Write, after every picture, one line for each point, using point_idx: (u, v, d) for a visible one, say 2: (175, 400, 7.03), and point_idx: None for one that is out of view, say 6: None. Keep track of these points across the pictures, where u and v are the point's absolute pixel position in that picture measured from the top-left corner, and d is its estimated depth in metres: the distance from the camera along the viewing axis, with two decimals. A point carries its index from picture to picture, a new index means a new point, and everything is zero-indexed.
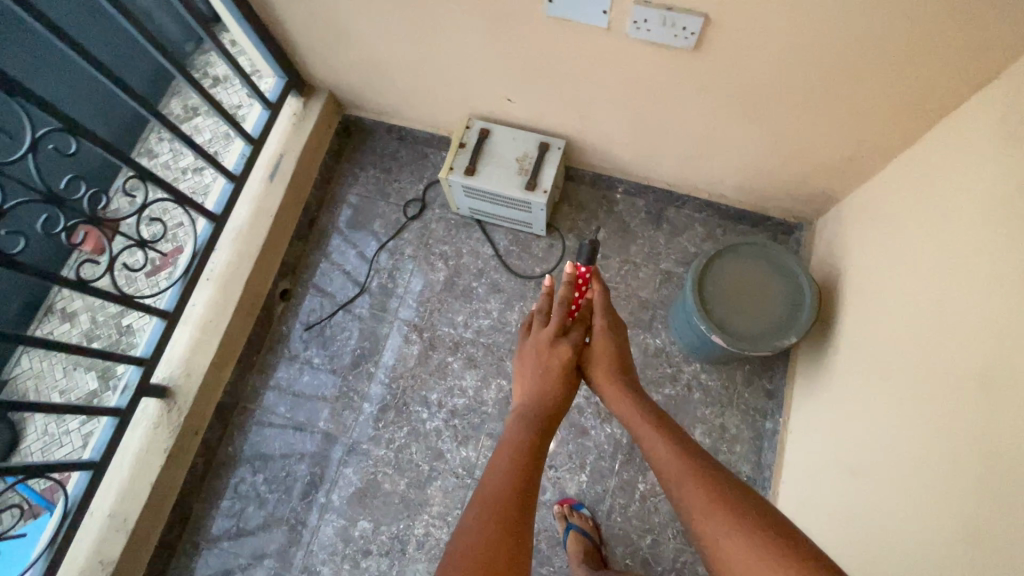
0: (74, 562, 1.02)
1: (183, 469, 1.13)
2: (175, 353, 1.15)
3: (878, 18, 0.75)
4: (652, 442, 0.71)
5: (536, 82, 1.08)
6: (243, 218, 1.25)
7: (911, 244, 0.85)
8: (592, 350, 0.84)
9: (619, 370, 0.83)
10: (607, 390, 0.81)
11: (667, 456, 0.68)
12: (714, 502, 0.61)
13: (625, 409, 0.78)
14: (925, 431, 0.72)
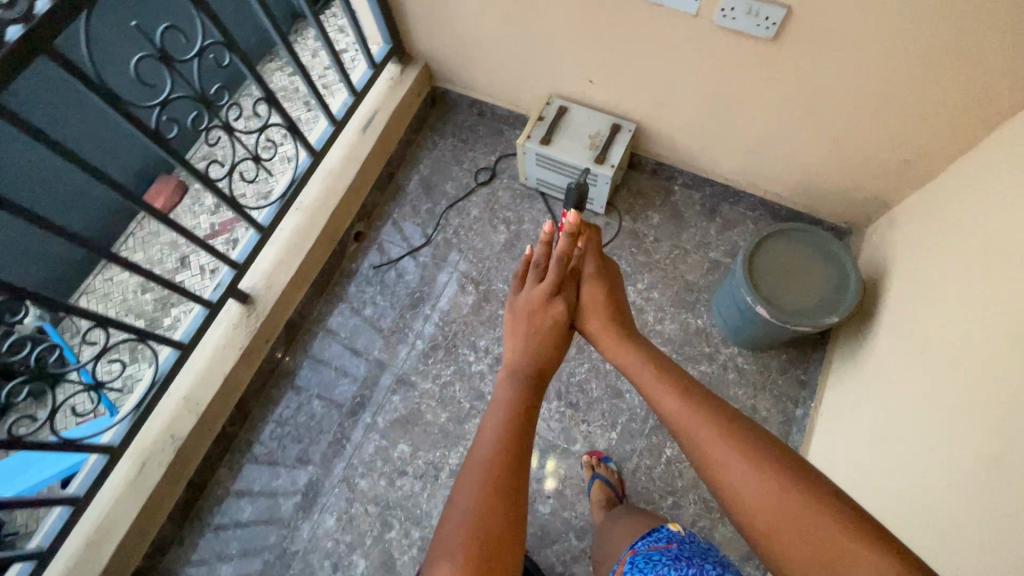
0: (149, 432, 1.13)
1: (250, 371, 1.24)
2: (261, 266, 1.27)
3: (948, 22, 0.83)
4: (656, 391, 0.62)
5: (619, 65, 1.19)
6: (335, 159, 1.38)
7: (961, 237, 0.90)
8: (583, 297, 0.74)
9: (615, 316, 0.73)
10: (604, 341, 0.72)
11: (675, 407, 0.59)
12: (737, 455, 0.54)
13: (624, 355, 0.69)
14: (960, 399, 0.77)
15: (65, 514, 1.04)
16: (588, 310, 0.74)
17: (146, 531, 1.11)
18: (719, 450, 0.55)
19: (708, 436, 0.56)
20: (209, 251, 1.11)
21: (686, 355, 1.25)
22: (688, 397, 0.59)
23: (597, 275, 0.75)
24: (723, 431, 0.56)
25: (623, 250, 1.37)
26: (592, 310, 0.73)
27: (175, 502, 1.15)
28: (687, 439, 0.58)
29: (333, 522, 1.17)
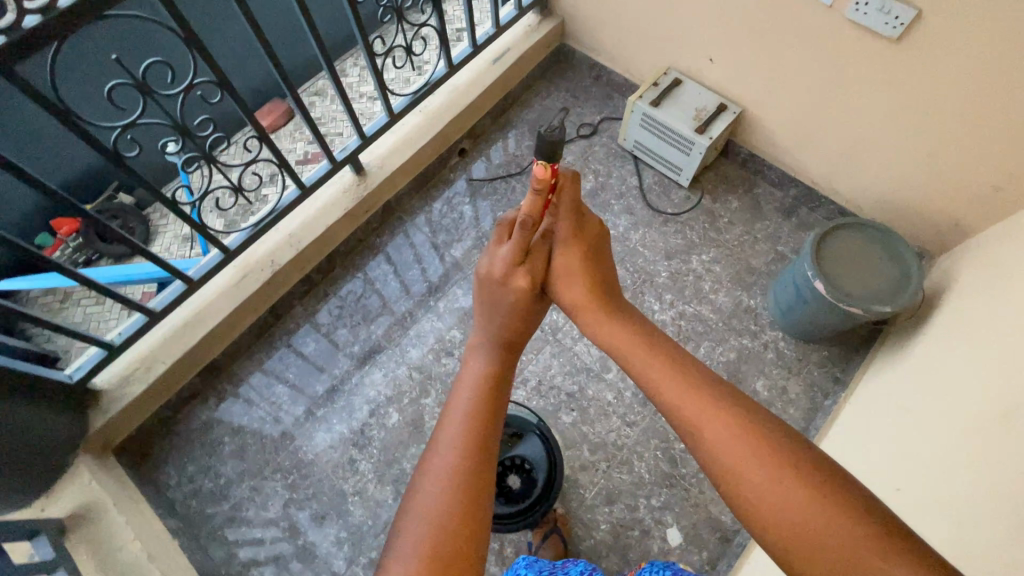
0: (255, 251, 1.29)
1: (345, 232, 1.40)
2: (380, 148, 1.44)
3: None
4: (654, 375, 0.62)
5: (741, 49, 1.30)
6: (463, 79, 1.54)
7: None
8: (556, 264, 0.75)
9: (596, 288, 0.73)
10: (591, 320, 0.71)
11: (674, 397, 0.59)
12: (744, 446, 0.54)
13: (614, 335, 0.68)
14: (994, 383, 0.82)
15: (179, 292, 1.19)
16: (563, 279, 0.74)
17: (229, 332, 1.28)
18: (717, 437, 0.55)
19: (712, 429, 0.56)
20: (350, 113, 1.28)
21: (732, 327, 1.33)
22: (681, 382, 0.60)
23: (573, 242, 0.75)
24: (725, 418, 0.56)
25: (697, 223, 1.46)
26: (566, 279, 0.73)
27: (257, 318, 1.32)
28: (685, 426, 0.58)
29: (380, 377, 1.31)
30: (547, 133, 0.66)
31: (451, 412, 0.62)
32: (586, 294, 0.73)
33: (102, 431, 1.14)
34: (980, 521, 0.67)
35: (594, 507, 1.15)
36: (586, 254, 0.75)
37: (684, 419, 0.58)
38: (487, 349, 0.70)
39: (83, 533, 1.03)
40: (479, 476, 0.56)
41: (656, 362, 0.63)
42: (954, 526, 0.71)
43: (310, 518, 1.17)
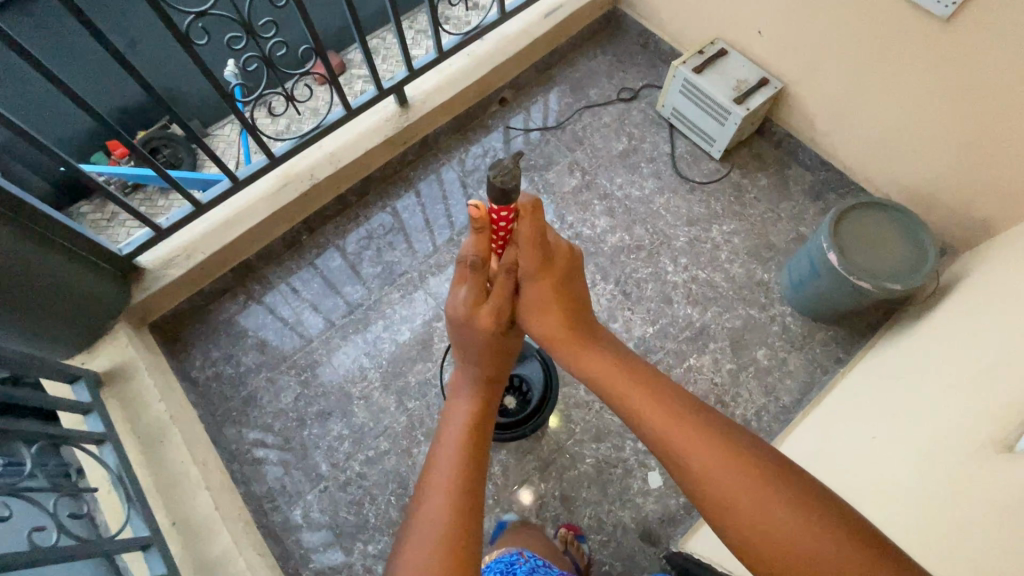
0: (298, 164, 1.37)
1: (382, 160, 1.47)
2: (426, 84, 1.49)
3: None
4: (633, 406, 0.70)
5: (791, 22, 1.30)
6: (513, 29, 1.58)
7: None
8: (525, 295, 0.79)
9: (571, 319, 0.79)
10: (569, 349, 0.77)
11: (650, 424, 0.68)
12: (714, 461, 0.62)
13: (593, 362, 0.75)
14: (997, 370, 0.83)
15: (225, 187, 1.27)
16: (535, 311, 0.79)
17: (265, 235, 1.37)
18: (697, 460, 0.63)
19: (688, 453, 0.64)
20: (402, 42, 1.33)
21: (741, 297, 1.36)
22: (665, 409, 0.68)
23: (542, 276, 0.78)
24: (703, 440, 0.64)
25: (723, 195, 1.48)
26: (536, 312, 0.78)
27: (292, 227, 1.40)
28: (664, 448, 0.66)
29: (397, 297, 1.37)
30: (495, 179, 0.64)
31: (440, 457, 0.74)
32: (560, 327, 0.78)
33: (141, 305, 1.24)
34: (953, 517, 0.69)
35: (581, 441, 1.20)
36: (552, 284, 0.78)
37: (666, 444, 0.66)
38: (468, 393, 0.83)
39: (116, 387, 1.15)
40: (465, 507, 0.69)
41: (642, 392, 0.70)
42: (922, 513, 0.75)
43: (317, 413, 1.26)
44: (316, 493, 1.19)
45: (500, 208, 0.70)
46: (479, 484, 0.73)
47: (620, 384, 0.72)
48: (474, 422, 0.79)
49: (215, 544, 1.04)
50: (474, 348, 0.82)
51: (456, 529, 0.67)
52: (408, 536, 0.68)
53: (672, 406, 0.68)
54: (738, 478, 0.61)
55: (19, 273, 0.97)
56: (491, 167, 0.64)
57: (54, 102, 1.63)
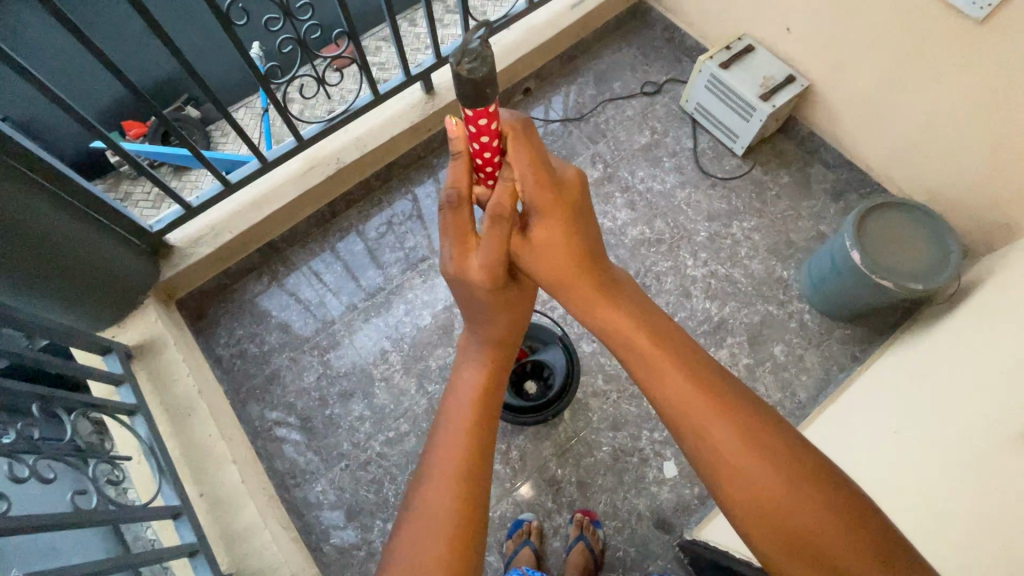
0: (325, 147, 1.39)
1: (407, 145, 1.48)
2: (452, 72, 1.50)
3: None
4: (655, 372, 0.69)
5: (821, 19, 1.29)
6: (540, 19, 1.58)
7: None
8: (531, 236, 0.75)
9: (584, 269, 0.76)
10: (584, 306, 0.76)
11: (672, 393, 0.68)
12: (732, 439, 0.64)
13: (614, 320, 0.74)
14: (1009, 362, 0.85)
15: (253, 168, 1.29)
16: (542, 254, 0.75)
17: (290, 217, 1.38)
18: (718, 436, 0.64)
19: (711, 427, 0.65)
20: (431, 28, 1.33)
21: (760, 293, 1.37)
22: (687, 382, 0.67)
23: (545, 205, 0.73)
24: (724, 415, 0.65)
25: (744, 191, 1.49)
26: (542, 251, 0.75)
27: (316, 210, 1.42)
28: (682, 419, 0.67)
29: (419, 282, 1.39)
30: (460, 64, 0.57)
31: (452, 425, 0.75)
32: (571, 274, 0.76)
33: (169, 281, 1.26)
34: (973, 520, 0.71)
35: (599, 430, 1.22)
36: (553, 213, 0.74)
37: (685, 416, 0.66)
38: (481, 358, 0.83)
39: (146, 360, 1.18)
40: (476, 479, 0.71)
41: (666, 359, 0.69)
42: (937, 511, 0.76)
43: (339, 393, 1.28)
44: (337, 471, 1.21)
45: (478, 116, 0.63)
46: (488, 461, 0.73)
47: (637, 349, 0.71)
48: (487, 389, 0.80)
49: (242, 516, 1.08)
50: (480, 307, 0.80)
51: (464, 503, 0.68)
52: (415, 509, 0.69)
53: (694, 376, 0.68)
54: (755, 455, 0.62)
55: (66, 249, 1.00)
56: (454, 55, 0.57)
57: (80, 77, 1.66)
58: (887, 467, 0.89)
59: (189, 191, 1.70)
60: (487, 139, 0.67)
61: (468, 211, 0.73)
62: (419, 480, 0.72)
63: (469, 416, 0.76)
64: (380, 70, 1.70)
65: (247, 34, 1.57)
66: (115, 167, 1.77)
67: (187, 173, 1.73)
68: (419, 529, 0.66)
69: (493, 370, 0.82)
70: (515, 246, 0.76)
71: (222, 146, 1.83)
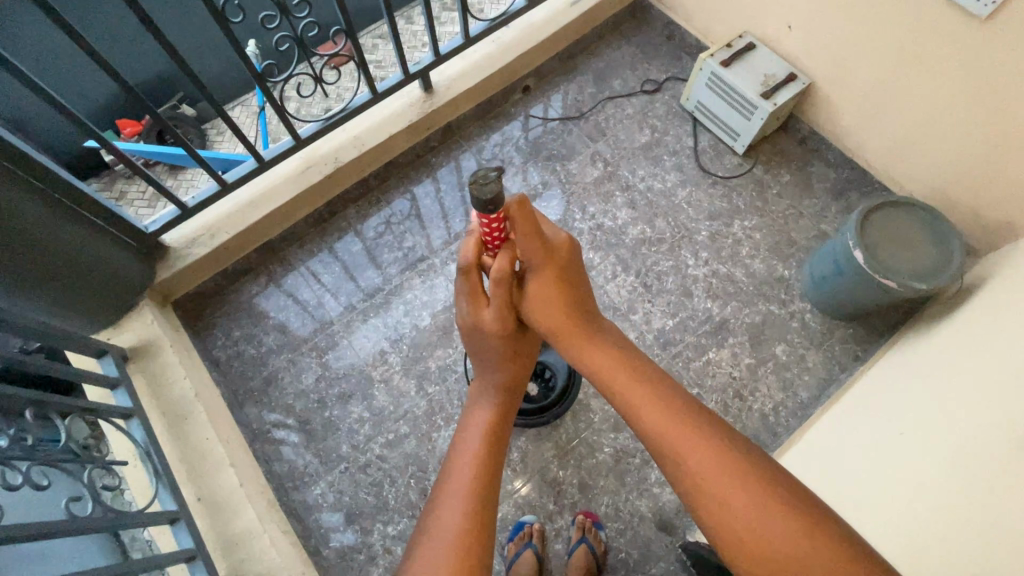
0: (322, 147, 1.37)
1: (405, 145, 1.46)
2: (450, 70, 1.48)
3: None
4: (639, 407, 0.70)
5: (822, 17, 1.29)
6: (539, 17, 1.56)
7: None
8: (530, 290, 0.77)
9: (574, 309, 0.78)
10: (574, 348, 0.77)
11: (654, 425, 0.69)
12: (717, 472, 0.64)
13: (600, 360, 0.75)
14: (1000, 363, 0.85)
15: (250, 168, 1.27)
16: (540, 308, 0.77)
17: (287, 217, 1.37)
18: (699, 466, 0.65)
19: (695, 462, 0.65)
20: (429, 26, 1.32)
21: (762, 293, 1.36)
22: (669, 416, 0.69)
23: (542, 268, 0.76)
24: (707, 447, 0.66)
25: (745, 190, 1.48)
26: (540, 307, 0.77)
27: (314, 209, 1.40)
28: (664, 451, 0.67)
29: (418, 283, 1.37)
30: (479, 183, 0.60)
31: (458, 466, 0.77)
32: (563, 316, 0.77)
33: (165, 282, 1.24)
34: (969, 530, 0.68)
35: (601, 431, 1.21)
36: (551, 273, 0.76)
37: (672, 451, 0.67)
38: (488, 400, 0.85)
39: (142, 363, 1.17)
40: (479, 520, 0.71)
41: (648, 394, 0.71)
42: (936, 523, 0.73)
43: (338, 395, 1.27)
44: (337, 474, 1.20)
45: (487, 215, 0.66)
46: (492, 500, 0.74)
47: (621, 383, 0.73)
48: (493, 431, 0.82)
49: (241, 519, 1.06)
50: (485, 354, 0.84)
51: (465, 543, 0.68)
52: (419, 546, 0.69)
53: (676, 411, 0.69)
54: (737, 486, 0.63)
55: (60, 250, 0.98)
56: (470, 176, 0.61)
57: (74, 74, 1.64)
58: (887, 468, 0.89)
59: (185, 190, 1.68)
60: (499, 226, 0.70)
61: (475, 277, 0.77)
62: (425, 520, 0.72)
63: (473, 457, 0.77)
64: (378, 68, 1.68)
65: (243, 30, 1.55)
66: (107, 167, 1.74)
67: (182, 172, 1.71)
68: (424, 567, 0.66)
69: (500, 414, 0.84)
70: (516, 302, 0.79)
71: (217, 145, 1.80)
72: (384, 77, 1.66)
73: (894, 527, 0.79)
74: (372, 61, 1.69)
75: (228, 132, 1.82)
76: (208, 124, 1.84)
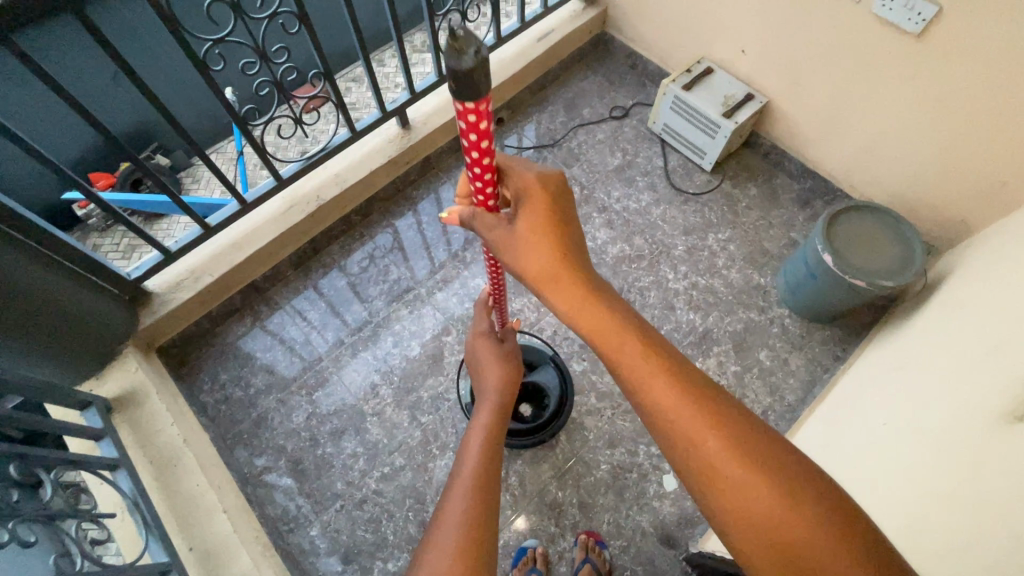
0: (305, 186, 1.40)
1: (385, 180, 1.49)
2: (426, 106, 1.53)
3: None
4: (640, 374, 0.65)
5: (772, 41, 1.38)
6: (508, 53, 1.64)
7: (1013, 242, 1.03)
8: (517, 232, 0.71)
9: (573, 263, 0.71)
10: (570, 306, 0.70)
11: (659, 398, 0.63)
12: (721, 448, 0.59)
13: (595, 322, 0.69)
14: (966, 346, 0.90)
15: (232, 211, 1.28)
16: (529, 252, 0.70)
17: (270, 257, 1.37)
18: (709, 443, 0.60)
19: (699, 436, 0.60)
20: (404, 66, 1.37)
21: (741, 301, 1.41)
22: (672, 389, 0.63)
23: (532, 198, 0.71)
24: (709, 422, 0.61)
25: (716, 205, 1.54)
26: (526, 253, 0.70)
27: (298, 247, 1.41)
28: (671, 429, 0.62)
29: (406, 314, 1.38)
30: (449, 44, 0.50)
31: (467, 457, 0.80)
32: (558, 268, 0.70)
33: (149, 329, 1.23)
34: (962, 514, 0.65)
35: (596, 448, 1.21)
36: (542, 216, 0.70)
37: (673, 426, 0.62)
38: (492, 404, 0.93)
39: (127, 413, 1.15)
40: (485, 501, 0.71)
41: (651, 365, 0.65)
42: (919, 498, 0.75)
43: (330, 432, 1.25)
44: (332, 513, 1.18)
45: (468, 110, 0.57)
46: (494, 486, 0.75)
47: (624, 349, 0.66)
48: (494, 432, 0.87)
49: (236, 565, 1.03)
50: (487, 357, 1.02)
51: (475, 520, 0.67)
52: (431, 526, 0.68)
53: (680, 382, 0.64)
54: (743, 462, 0.58)
55: (42, 304, 0.98)
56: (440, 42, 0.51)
57: (50, 128, 1.65)
58: (871, 455, 0.92)
59: (163, 238, 1.68)
60: (489, 164, 0.66)
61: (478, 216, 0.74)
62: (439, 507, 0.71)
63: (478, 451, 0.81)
64: (356, 108, 1.73)
65: (221, 79, 1.58)
66: (82, 220, 1.74)
67: (160, 221, 1.71)
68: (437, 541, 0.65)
69: (499, 411, 0.92)
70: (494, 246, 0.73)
71: (194, 192, 1.82)
72: (362, 115, 1.71)
73: (881, 506, 0.81)
74: (350, 102, 1.74)
75: (206, 178, 1.84)
76: (184, 173, 1.86)
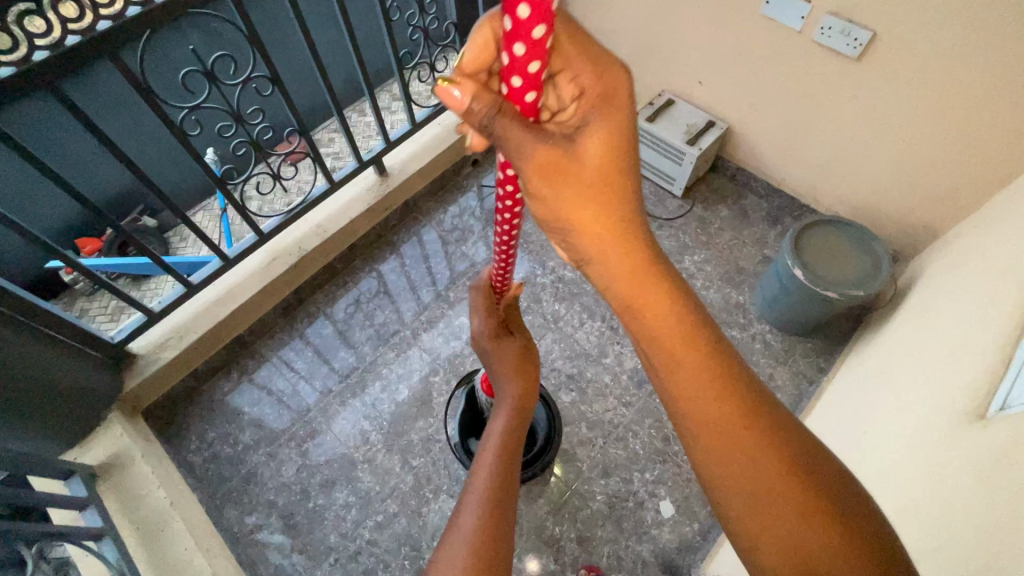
0: (286, 238, 1.42)
1: (366, 226, 1.53)
2: (402, 153, 1.58)
3: (992, 59, 1.03)
4: (698, 386, 0.57)
5: (726, 71, 1.45)
6: None
7: (968, 247, 1.08)
8: (584, 159, 0.53)
9: (641, 233, 0.57)
10: (633, 290, 0.57)
11: (712, 413, 0.57)
12: (774, 477, 0.54)
13: (662, 320, 0.57)
14: (935, 347, 0.93)
15: (215, 268, 1.30)
16: (598, 198, 0.54)
17: (255, 309, 1.39)
18: (761, 466, 0.54)
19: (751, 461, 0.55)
20: (378, 118, 1.43)
21: (721, 320, 1.43)
22: (728, 406, 0.57)
23: (603, 112, 0.53)
24: (764, 450, 0.55)
25: (689, 228, 1.58)
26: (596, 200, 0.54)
27: (281, 299, 1.43)
28: (721, 451, 0.56)
29: (393, 357, 1.39)
30: None
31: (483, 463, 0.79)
32: (626, 234, 0.56)
33: (134, 392, 1.23)
34: (934, 513, 0.66)
35: (590, 479, 1.21)
36: (616, 151, 0.53)
37: (725, 445, 0.56)
38: (511, 415, 0.91)
39: (113, 479, 1.14)
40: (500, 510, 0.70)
41: (710, 378, 0.57)
42: (897, 498, 0.76)
43: (321, 483, 1.24)
44: (327, 567, 1.15)
45: None
46: (511, 499, 0.74)
47: (683, 354, 0.58)
48: (510, 443, 0.85)
49: None
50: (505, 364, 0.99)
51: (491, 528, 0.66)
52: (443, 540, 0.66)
53: (739, 399, 0.57)
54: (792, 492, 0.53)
55: (24, 376, 0.99)
56: None
57: (35, 200, 1.68)
58: (855, 462, 0.93)
59: (149, 298, 1.69)
60: None
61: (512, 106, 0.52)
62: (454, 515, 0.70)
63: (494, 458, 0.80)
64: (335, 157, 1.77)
65: (201, 140, 1.63)
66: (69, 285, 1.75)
67: (148, 281, 1.72)
68: (451, 553, 0.63)
69: (517, 419, 0.91)
70: (543, 175, 0.52)
71: (181, 251, 1.84)
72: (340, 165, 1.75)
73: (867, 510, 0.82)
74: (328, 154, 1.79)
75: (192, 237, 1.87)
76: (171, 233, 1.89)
